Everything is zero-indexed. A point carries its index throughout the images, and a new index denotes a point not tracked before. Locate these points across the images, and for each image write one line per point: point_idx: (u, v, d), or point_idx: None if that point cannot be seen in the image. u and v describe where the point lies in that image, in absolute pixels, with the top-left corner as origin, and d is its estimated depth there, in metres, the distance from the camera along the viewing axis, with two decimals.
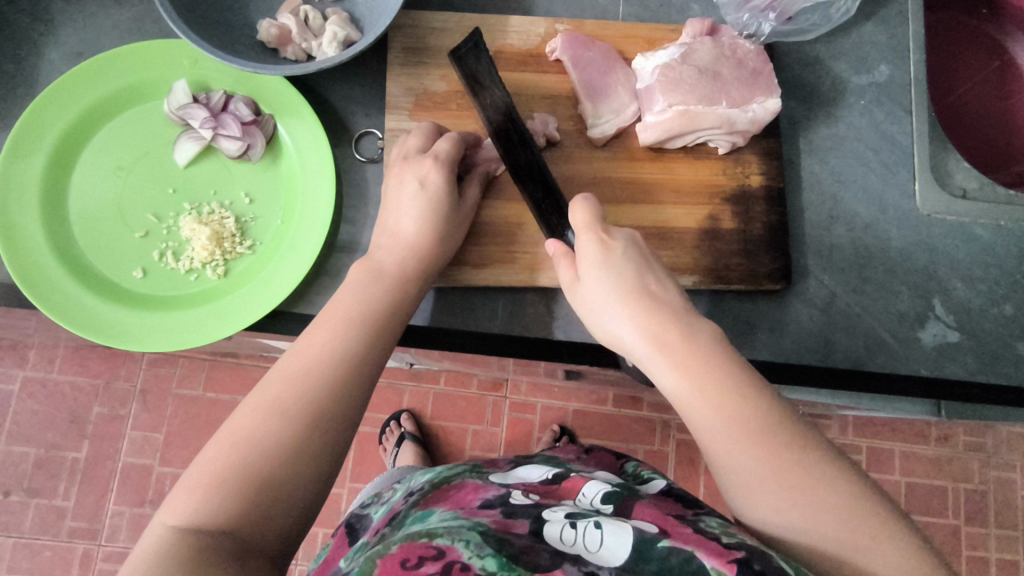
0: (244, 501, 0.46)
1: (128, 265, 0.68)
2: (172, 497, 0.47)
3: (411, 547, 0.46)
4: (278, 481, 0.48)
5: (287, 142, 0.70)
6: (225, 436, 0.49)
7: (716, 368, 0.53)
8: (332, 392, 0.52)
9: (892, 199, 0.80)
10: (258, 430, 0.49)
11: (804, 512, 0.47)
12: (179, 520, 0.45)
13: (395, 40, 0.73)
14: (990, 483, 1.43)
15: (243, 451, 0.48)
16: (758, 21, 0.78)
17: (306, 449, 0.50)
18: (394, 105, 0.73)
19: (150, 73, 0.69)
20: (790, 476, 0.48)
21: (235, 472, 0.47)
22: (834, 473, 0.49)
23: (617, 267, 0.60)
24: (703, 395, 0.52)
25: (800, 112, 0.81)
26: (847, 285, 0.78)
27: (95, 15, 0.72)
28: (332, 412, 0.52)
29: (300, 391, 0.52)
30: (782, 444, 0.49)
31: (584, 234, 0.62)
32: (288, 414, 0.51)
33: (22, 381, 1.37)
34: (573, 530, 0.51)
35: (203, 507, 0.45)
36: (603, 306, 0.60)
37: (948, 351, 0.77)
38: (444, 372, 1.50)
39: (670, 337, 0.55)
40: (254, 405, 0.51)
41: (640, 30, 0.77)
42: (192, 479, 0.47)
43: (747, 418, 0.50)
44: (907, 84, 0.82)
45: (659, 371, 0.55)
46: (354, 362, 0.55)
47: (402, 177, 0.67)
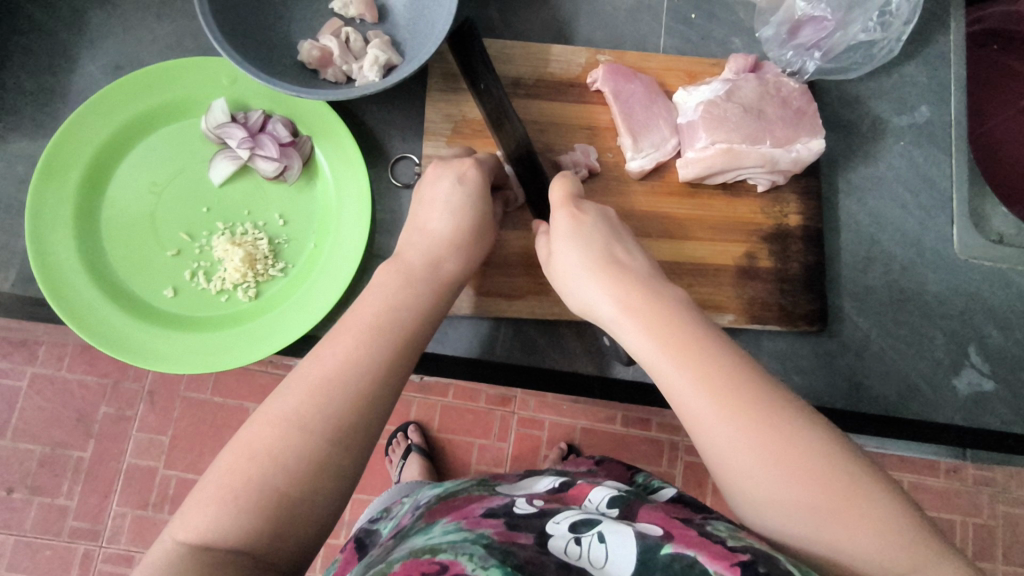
0: (258, 518, 0.45)
1: (159, 284, 0.67)
2: (185, 509, 0.46)
3: (415, 565, 0.44)
4: (294, 503, 0.46)
5: (324, 165, 0.69)
6: (241, 447, 0.48)
7: (682, 327, 0.50)
8: (351, 410, 0.50)
9: (930, 243, 0.79)
10: (273, 443, 0.48)
11: (776, 467, 0.44)
12: (191, 537, 0.44)
13: (436, 66, 0.73)
14: (999, 518, 1.42)
15: (255, 466, 0.47)
16: (802, 59, 0.78)
17: (324, 467, 0.48)
18: (432, 131, 0.72)
19: (190, 91, 0.69)
20: (763, 432, 0.45)
21: (249, 488, 0.46)
22: (812, 435, 0.45)
23: (586, 239, 0.57)
24: (670, 354, 0.49)
25: (839, 151, 0.80)
26: (882, 328, 0.77)
27: (137, 29, 0.72)
28: (354, 435, 0.50)
29: (319, 406, 0.50)
30: (756, 405, 0.46)
31: (558, 210, 0.59)
32: (305, 428, 0.49)
33: (31, 378, 1.36)
34: (579, 545, 0.48)
35: (218, 526, 0.44)
36: (574, 272, 0.57)
37: (982, 400, 0.76)
38: (453, 386, 1.49)
39: (640, 302, 0.52)
40: (271, 415, 0.49)
41: (682, 63, 0.76)
42: (204, 494, 0.46)
43: (722, 380, 0.47)
44: (948, 127, 0.81)
45: (628, 335, 0.52)
46: (377, 377, 0.52)
47: (438, 176, 0.65)
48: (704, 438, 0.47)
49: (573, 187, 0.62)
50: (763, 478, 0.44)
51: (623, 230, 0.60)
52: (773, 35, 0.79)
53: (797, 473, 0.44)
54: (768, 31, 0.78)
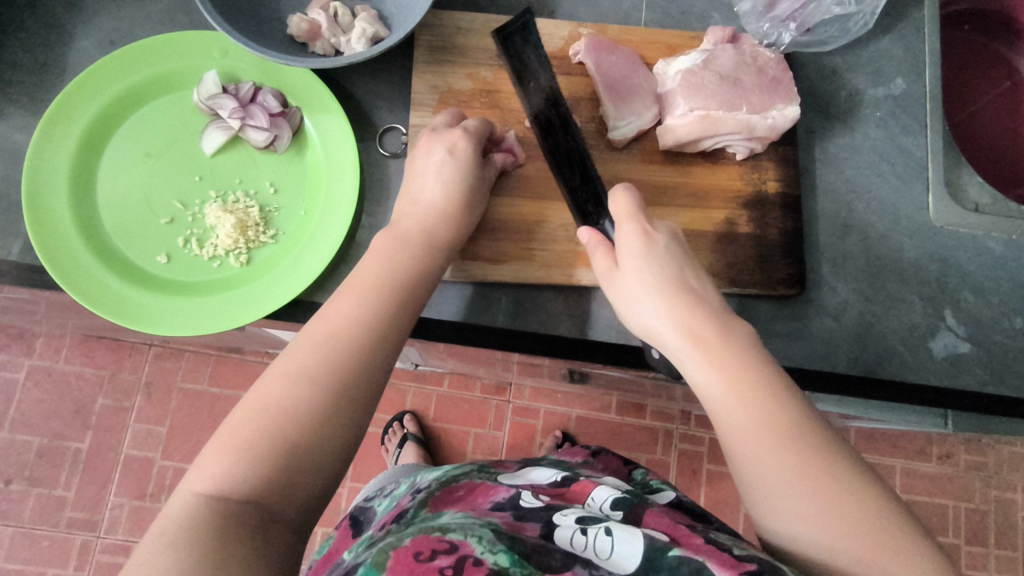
0: (270, 468, 0.47)
1: (153, 251, 0.69)
2: (199, 463, 0.47)
3: (426, 540, 0.47)
4: (304, 454, 0.48)
5: (313, 135, 0.71)
6: (253, 404, 0.50)
7: (745, 366, 0.54)
8: (359, 358, 0.53)
9: (906, 210, 0.81)
10: (284, 397, 0.50)
11: (810, 497, 0.48)
12: (207, 487, 0.46)
13: (421, 38, 0.75)
14: (991, 503, 1.44)
15: (266, 418, 0.49)
16: (779, 30, 0.80)
17: (331, 417, 0.50)
18: (419, 101, 0.74)
19: (182, 63, 0.70)
20: (804, 466, 0.49)
21: (262, 441, 0.48)
22: (861, 483, 0.49)
23: (653, 269, 0.61)
24: (731, 381, 0.53)
25: (817, 122, 0.82)
26: (859, 293, 0.79)
27: (130, 6, 0.74)
28: (358, 383, 0.52)
29: (324, 358, 0.52)
30: (801, 441, 0.50)
31: (626, 224, 0.63)
32: (312, 380, 0.51)
33: (29, 370, 1.38)
34: (584, 536, 0.52)
35: (232, 476, 0.46)
36: (640, 298, 0.61)
37: (958, 362, 0.78)
38: (448, 375, 1.51)
39: (707, 331, 0.56)
40: (281, 371, 0.51)
41: (662, 36, 0.78)
42: (219, 448, 0.47)
43: (774, 415, 0.51)
44: (922, 97, 0.84)
45: (689, 363, 0.56)
46: (379, 332, 0.55)
47: (431, 146, 0.67)
48: (757, 474, 0.50)
49: (635, 201, 0.65)
50: (798, 506, 0.48)
51: (689, 256, 0.64)
52: (750, 9, 0.80)
53: (829, 505, 0.48)
54: (745, 5, 0.80)
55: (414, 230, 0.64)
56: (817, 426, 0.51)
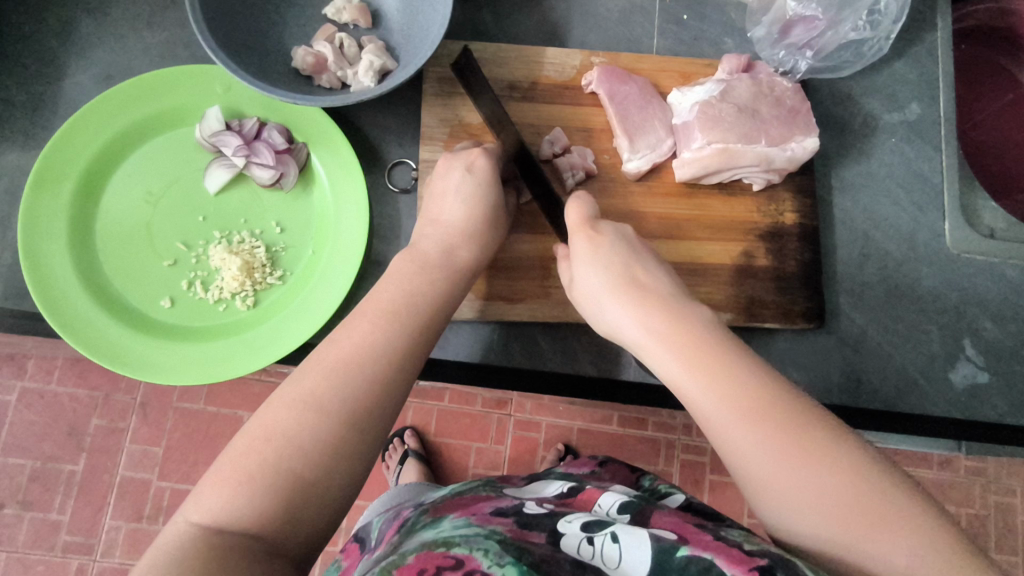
0: (273, 501, 0.44)
1: (156, 294, 0.66)
2: (198, 490, 0.45)
3: (430, 557, 0.45)
4: (308, 490, 0.45)
5: (320, 173, 0.69)
6: (256, 430, 0.47)
7: (709, 350, 0.51)
8: (371, 391, 0.50)
9: (923, 238, 0.80)
10: (289, 424, 0.47)
11: (797, 477, 0.44)
12: (205, 518, 0.43)
13: (431, 70, 0.72)
14: (992, 508, 1.43)
15: (271, 449, 0.46)
16: (795, 58, 0.79)
17: (338, 456, 0.47)
18: (429, 135, 0.72)
19: (185, 101, 0.68)
20: (784, 446, 0.45)
21: (265, 473, 0.45)
22: (844, 451, 0.45)
23: (607, 270, 0.59)
24: (694, 370, 0.50)
25: (832, 149, 0.81)
26: (879, 324, 0.77)
27: (127, 38, 0.71)
28: (369, 417, 0.49)
29: (336, 389, 0.49)
30: (778, 419, 0.47)
31: (576, 235, 0.62)
32: (323, 412, 0.48)
33: (20, 392, 1.35)
34: (592, 544, 0.49)
35: (235, 508, 0.43)
36: (599, 298, 0.59)
37: (978, 392, 0.77)
38: (449, 389, 1.49)
39: (661, 320, 0.54)
40: (285, 400, 0.48)
41: (676, 64, 0.77)
42: (220, 475, 0.45)
43: (744, 396, 0.48)
44: (937, 122, 0.83)
45: (654, 356, 0.53)
46: (392, 364, 0.52)
47: (448, 168, 0.66)
48: (735, 461, 0.47)
49: (588, 209, 0.64)
50: (787, 490, 0.44)
51: (643, 248, 0.62)
52: (764, 35, 0.79)
53: (819, 482, 0.44)
54: (759, 31, 0.79)
55: (436, 247, 0.62)
56: (792, 399, 0.48)
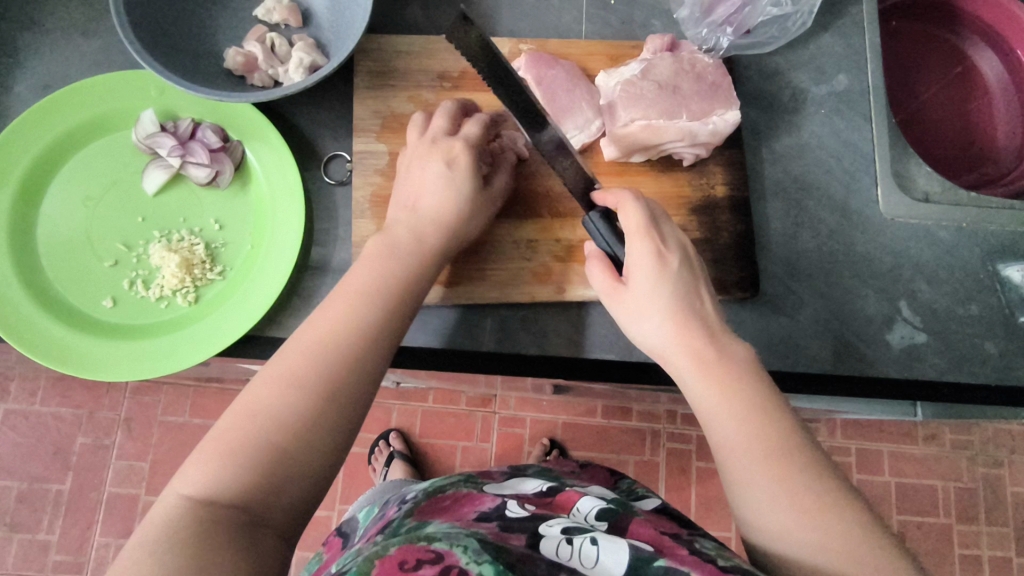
0: (258, 475, 0.45)
1: (99, 295, 0.68)
2: (185, 466, 0.46)
3: (410, 550, 0.47)
4: (288, 459, 0.47)
5: (255, 168, 0.71)
6: (239, 405, 0.49)
7: (748, 393, 0.53)
8: (345, 365, 0.52)
9: (856, 205, 0.82)
10: (272, 401, 0.49)
11: (803, 525, 0.47)
12: (194, 493, 0.44)
13: (361, 64, 0.75)
14: (979, 480, 1.45)
15: (255, 424, 0.47)
16: (717, 36, 0.81)
17: (316, 426, 0.49)
18: (362, 127, 0.73)
19: (118, 105, 0.70)
20: (799, 499, 0.48)
21: (247, 446, 0.46)
22: (853, 518, 0.48)
23: (655, 298, 0.59)
24: (728, 406, 0.53)
25: (763, 122, 0.82)
26: (814, 290, 0.79)
27: (63, 48, 0.73)
28: (348, 385, 0.51)
29: (313, 367, 0.51)
30: (797, 472, 0.49)
31: (638, 241, 0.60)
32: (300, 387, 0.50)
33: (4, 414, 1.36)
34: (570, 545, 0.51)
35: (218, 480, 0.45)
36: (643, 317, 0.60)
37: (916, 352, 0.78)
38: (432, 390, 1.50)
39: (709, 353, 0.56)
40: (267, 378, 0.50)
41: (603, 46, 0.79)
42: (207, 449, 0.46)
43: (771, 443, 0.51)
44: (866, 92, 0.84)
45: (692, 385, 0.55)
46: (367, 340, 0.54)
47: (429, 159, 0.67)
48: (751, 496, 0.49)
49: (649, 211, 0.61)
50: (791, 535, 0.47)
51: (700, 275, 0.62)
52: (688, 15, 0.81)
53: (825, 535, 0.46)
54: (683, 11, 0.81)
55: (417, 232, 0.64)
56: (815, 460, 0.50)
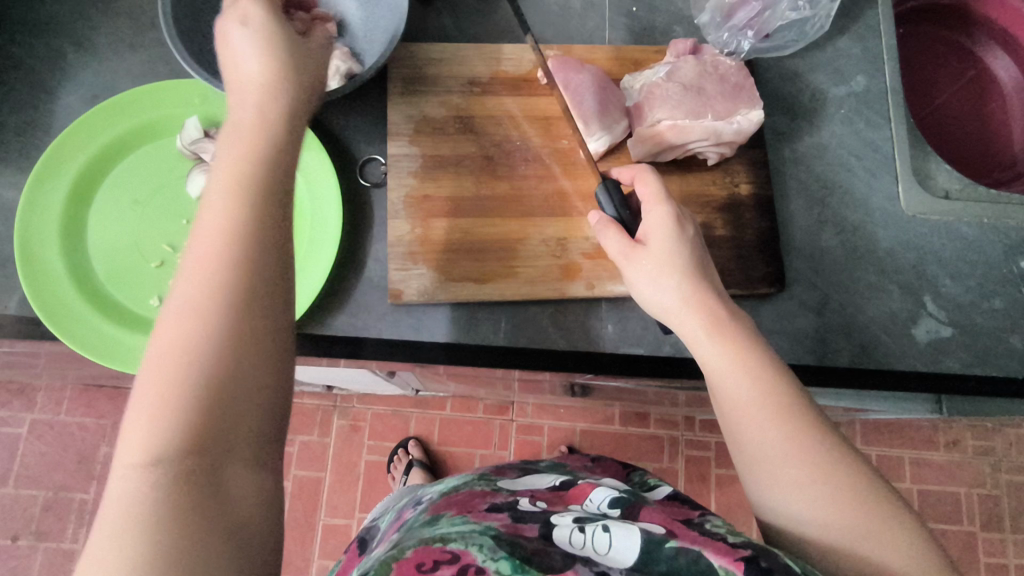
0: (205, 416, 0.40)
1: (146, 294, 0.71)
2: (120, 438, 0.40)
3: (427, 551, 0.47)
4: (223, 423, 0.41)
5: (295, 172, 0.73)
6: (161, 365, 0.41)
7: (754, 347, 0.54)
8: (243, 272, 0.44)
9: (878, 202, 0.83)
10: (181, 339, 0.42)
11: (809, 467, 0.48)
12: (139, 458, 0.38)
13: (394, 71, 0.77)
14: (1003, 487, 1.43)
15: (179, 366, 0.41)
16: (738, 39, 0.83)
17: (242, 346, 0.43)
18: (395, 132, 0.76)
19: (164, 113, 0.73)
20: (805, 441, 0.49)
21: (173, 391, 0.40)
22: (853, 462, 0.49)
23: (669, 260, 0.60)
24: (736, 357, 0.54)
25: (783, 124, 0.84)
26: (839, 285, 0.80)
27: (110, 60, 0.76)
28: (255, 279, 0.45)
29: (212, 291, 0.43)
30: (801, 417, 0.51)
31: (659, 205, 0.62)
32: (206, 314, 0.43)
33: (30, 424, 1.39)
34: (582, 533, 0.52)
35: (159, 437, 0.39)
36: (655, 275, 0.60)
37: (941, 345, 0.79)
38: (450, 398, 1.51)
39: (717, 308, 0.57)
40: (170, 313, 0.43)
41: (627, 52, 0.81)
42: (137, 410, 0.40)
43: (775, 390, 0.52)
44: (884, 93, 0.86)
45: (701, 338, 0.56)
46: (254, 240, 0.46)
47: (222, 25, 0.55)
48: (756, 440, 0.50)
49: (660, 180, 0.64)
50: (799, 477, 0.48)
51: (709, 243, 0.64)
52: (709, 20, 0.84)
53: (829, 477, 0.48)
54: (705, 16, 0.84)
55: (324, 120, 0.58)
56: (815, 409, 0.52)
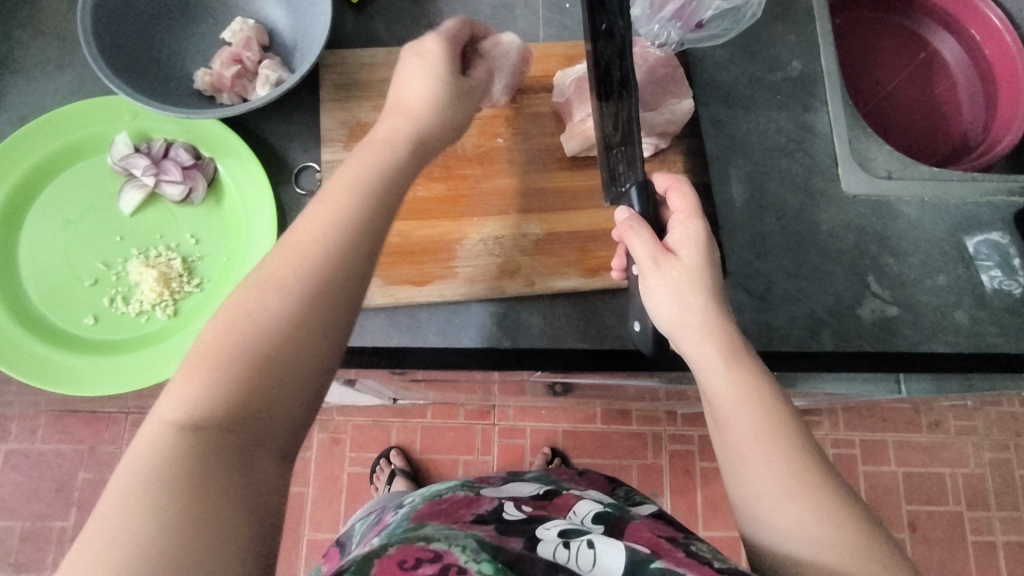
0: (250, 390, 0.42)
1: (80, 313, 0.70)
2: (167, 391, 0.42)
3: (410, 549, 0.47)
4: (283, 372, 0.44)
5: (228, 182, 0.73)
6: (234, 332, 0.44)
7: (770, 388, 0.53)
8: (330, 266, 0.48)
9: (817, 184, 0.84)
10: (260, 307, 0.45)
11: (816, 512, 0.47)
12: (179, 415, 0.40)
13: (326, 78, 0.77)
14: (987, 465, 1.44)
15: (241, 332, 0.44)
16: (668, 30, 0.84)
17: (304, 330, 0.46)
18: (329, 137, 0.76)
19: (92, 130, 0.73)
20: (811, 486, 0.49)
21: (236, 358, 0.43)
22: (857, 514, 0.48)
23: (697, 279, 0.57)
24: (749, 393, 0.53)
25: (721, 112, 0.85)
26: (783, 269, 0.81)
27: (40, 80, 0.76)
28: (336, 279, 0.48)
29: (299, 270, 0.48)
30: (809, 464, 0.50)
31: (691, 221, 0.60)
32: (285, 292, 0.46)
33: (6, 454, 1.37)
34: (567, 549, 0.52)
35: (207, 397, 0.41)
36: (677, 293, 0.57)
37: (888, 324, 0.79)
38: (430, 406, 1.51)
39: (738, 342, 0.55)
40: (258, 282, 0.47)
41: (558, 49, 0.81)
42: (194, 366, 0.43)
43: (784, 433, 0.51)
44: (819, 77, 0.87)
45: (716, 365, 0.54)
46: (352, 238, 0.50)
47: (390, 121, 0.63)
48: (760, 476, 0.50)
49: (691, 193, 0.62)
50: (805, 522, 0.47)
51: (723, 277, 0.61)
52: (640, 13, 0.84)
53: (835, 525, 0.47)
54: (636, 10, 0.84)
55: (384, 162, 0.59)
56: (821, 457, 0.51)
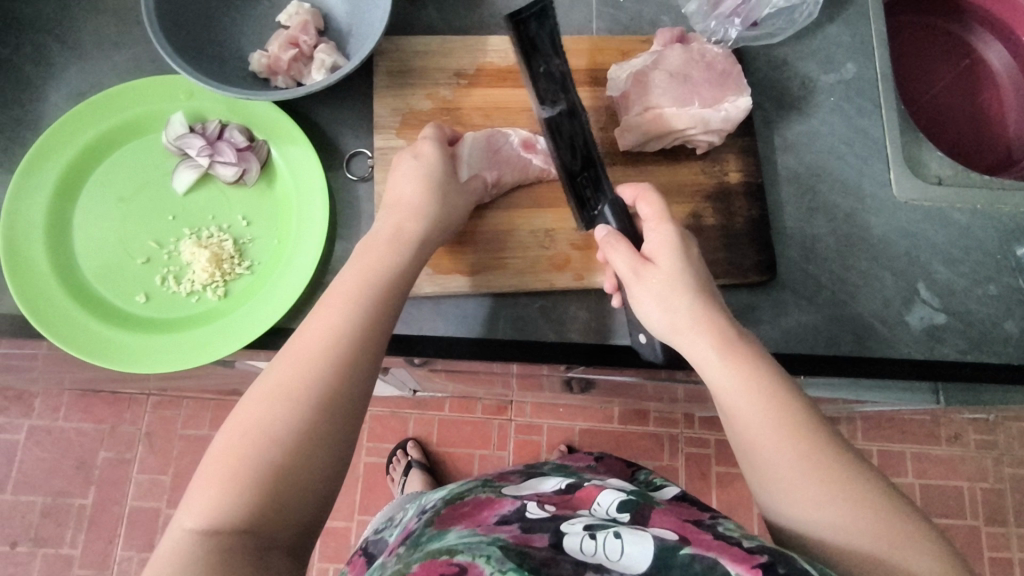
0: (257, 497, 0.47)
1: (132, 290, 0.70)
2: (188, 498, 0.47)
3: (433, 565, 0.46)
4: (292, 471, 0.48)
5: (281, 165, 0.73)
6: (246, 434, 0.49)
7: (769, 372, 0.54)
8: (337, 371, 0.53)
9: (869, 188, 0.83)
10: (261, 417, 0.50)
11: (833, 492, 0.48)
12: (199, 523, 0.46)
13: (380, 64, 0.77)
14: (1006, 481, 1.42)
15: (252, 445, 0.49)
16: (725, 27, 0.83)
17: (315, 433, 0.50)
18: (381, 124, 0.76)
19: (149, 108, 0.73)
20: (823, 468, 0.49)
21: (249, 462, 0.48)
22: (874, 486, 0.49)
23: (678, 281, 0.58)
24: (748, 384, 0.53)
25: (773, 112, 0.84)
26: (833, 273, 0.80)
27: (96, 57, 0.76)
28: (348, 381, 0.53)
29: (304, 376, 0.52)
30: (818, 444, 0.50)
31: (661, 225, 0.61)
32: (292, 400, 0.51)
33: (29, 430, 1.38)
34: (593, 540, 0.50)
35: (221, 505, 0.46)
36: (664, 296, 0.58)
37: (936, 332, 0.78)
38: (448, 399, 1.50)
39: (730, 333, 0.56)
40: (263, 390, 0.52)
41: (615, 43, 0.82)
42: (211, 474, 0.48)
43: (790, 418, 0.51)
44: (874, 80, 0.86)
45: (710, 364, 0.55)
46: (354, 343, 0.55)
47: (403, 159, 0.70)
48: (771, 468, 0.50)
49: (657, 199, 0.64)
50: (823, 506, 0.48)
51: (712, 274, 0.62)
52: (696, 9, 0.84)
53: (853, 503, 0.47)
54: (691, 6, 0.84)
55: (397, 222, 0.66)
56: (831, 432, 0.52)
